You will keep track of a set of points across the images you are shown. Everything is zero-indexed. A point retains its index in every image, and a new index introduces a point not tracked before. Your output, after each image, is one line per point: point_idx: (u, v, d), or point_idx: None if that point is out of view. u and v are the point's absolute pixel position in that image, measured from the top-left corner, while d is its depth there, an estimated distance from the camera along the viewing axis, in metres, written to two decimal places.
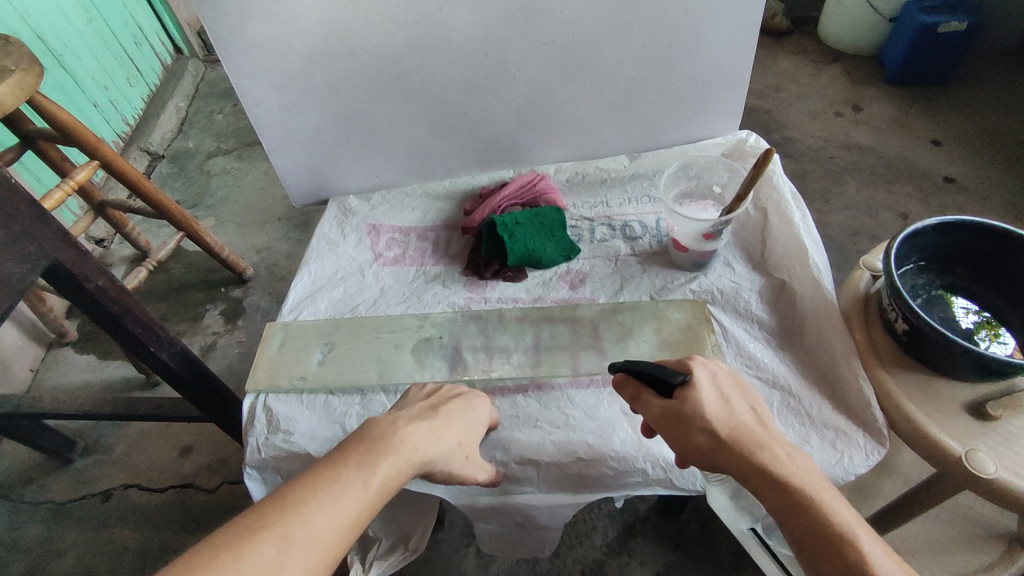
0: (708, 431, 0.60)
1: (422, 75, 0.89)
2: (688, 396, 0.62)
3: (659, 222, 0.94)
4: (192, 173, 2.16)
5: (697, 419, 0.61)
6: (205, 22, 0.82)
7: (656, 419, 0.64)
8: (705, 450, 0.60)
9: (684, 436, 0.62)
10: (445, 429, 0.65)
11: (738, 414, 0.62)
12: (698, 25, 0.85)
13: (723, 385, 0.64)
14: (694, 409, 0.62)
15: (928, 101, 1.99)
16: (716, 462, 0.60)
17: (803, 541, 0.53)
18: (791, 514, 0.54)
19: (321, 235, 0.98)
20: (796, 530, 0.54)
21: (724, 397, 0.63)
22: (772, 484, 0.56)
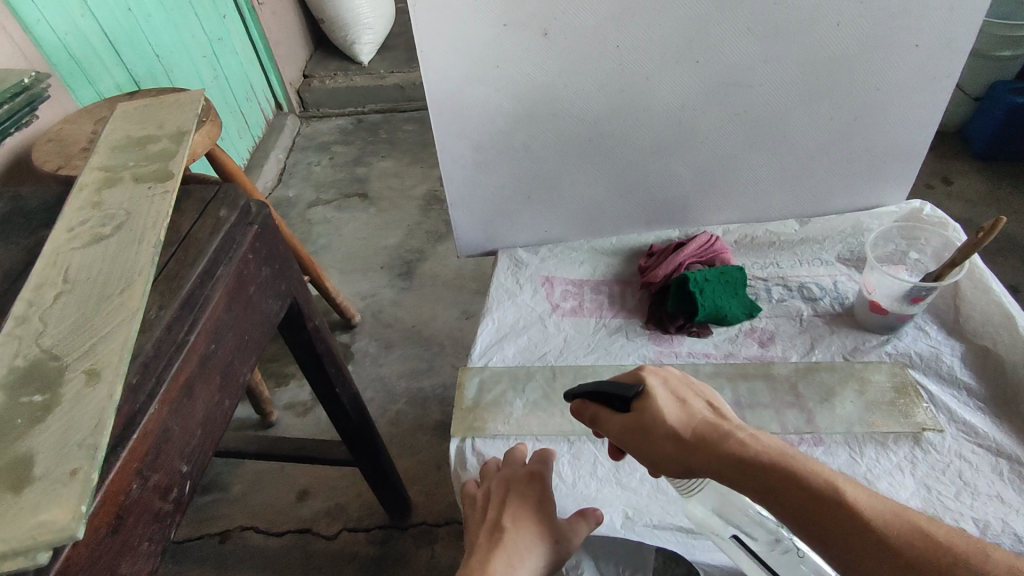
0: (671, 433, 0.56)
1: (611, 138, 0.94)
2: (644, 405, 0.59)
3: (837, 284, 0.96)
4: (293, 221, 2.22)
5: (655, 425, 0.57)
6: (427, 85, 0.88)
7: (627, 441, 0.61)
8: (677, 455, 0.56)
9: (654, 448, 0.58)
10: (524, 487, 0.71)
11: (697, 408, 0.58)
12: (887, 100, 0.90)
13: (676, 387, 0.61)
14: (652, 415, 0.58)
15: (1018, 177, 2.02)
16: (688, 464, 0.55)
17: (797, 517, 0.47)
18: (778, 492, 0.48)
19: (499, 285, 1.02)
20: (788, 508, 0.48)
21: (679, 397, 0.59)
22: (742, 469, 0.51)
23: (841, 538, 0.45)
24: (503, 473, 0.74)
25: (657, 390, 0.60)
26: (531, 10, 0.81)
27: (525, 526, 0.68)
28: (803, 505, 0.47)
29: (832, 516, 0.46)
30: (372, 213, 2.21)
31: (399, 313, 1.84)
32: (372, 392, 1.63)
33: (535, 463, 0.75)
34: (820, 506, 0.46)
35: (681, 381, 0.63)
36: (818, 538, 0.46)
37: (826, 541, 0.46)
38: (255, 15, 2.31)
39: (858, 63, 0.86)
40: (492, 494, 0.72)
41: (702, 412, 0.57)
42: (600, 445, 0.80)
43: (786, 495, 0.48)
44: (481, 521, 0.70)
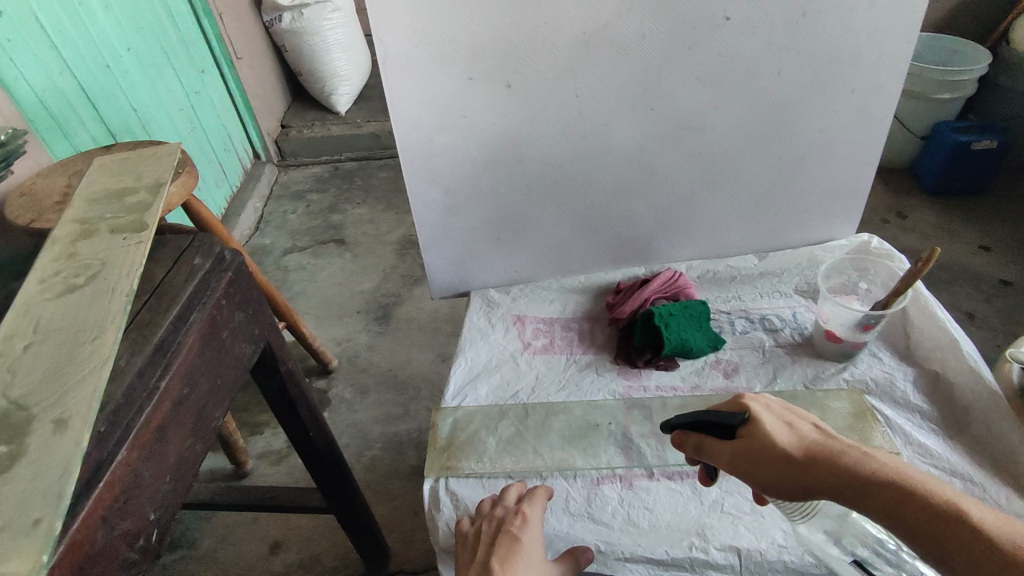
0: (787, 458, 0.56)
1: (575, 182, 0.99)
2: (753, 429, 0.59)
3: (796, 315, 1.00)
4: (269, 268, 2.22)
5: (767, 450, 0.57)
6: (398, 134, 0.92)
7: (731, 464, 0.60)
8: (792, 479, 0.56)
9: (766, 472, 0.57)
10: (521, 529, 0.71)
11: (807, 431, 0.58)
12: (831, 141, 0.96)
13: (781, 410, 0.61)
14: (763, 439, 0.58)
15: (966, 211, 2.13)
16: (806, 488, 0.55)
17: (933, 542, 0.49)
18: (905, 515, 0.50)
19: (471, 325, 1.04)
20: (924, 535, 0.49)
21: (787, 420, 0.59)
22: (864, 493, 0.52)
23: (979, 564, 0.47)
24: (497, 512, 0.74)
25: (764, 414, 0.60)
26: (494, 63, 0.86)
27: (517, 567, 0.67)
28: (935, 528, 0.49)
29: (971, 544, 0.48)
30: (348, 259, 2.23)
31: (375, 357, 1.84)
32: (349, 438, 1.61)
33: (531, 505, 0.75)
34: (958, 532, 0.48)
35: (779, 405, 0.63)
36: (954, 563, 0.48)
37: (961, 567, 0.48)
38: (234, 69, 2.38)
39: (801, 108, 0.92)
40: (484, 533, 0.71)
41: (815, 436, 0.57)
42: (571, 480, 0.82)
43: (921, 522, 0.50)
44: (472, 560, 0.69)
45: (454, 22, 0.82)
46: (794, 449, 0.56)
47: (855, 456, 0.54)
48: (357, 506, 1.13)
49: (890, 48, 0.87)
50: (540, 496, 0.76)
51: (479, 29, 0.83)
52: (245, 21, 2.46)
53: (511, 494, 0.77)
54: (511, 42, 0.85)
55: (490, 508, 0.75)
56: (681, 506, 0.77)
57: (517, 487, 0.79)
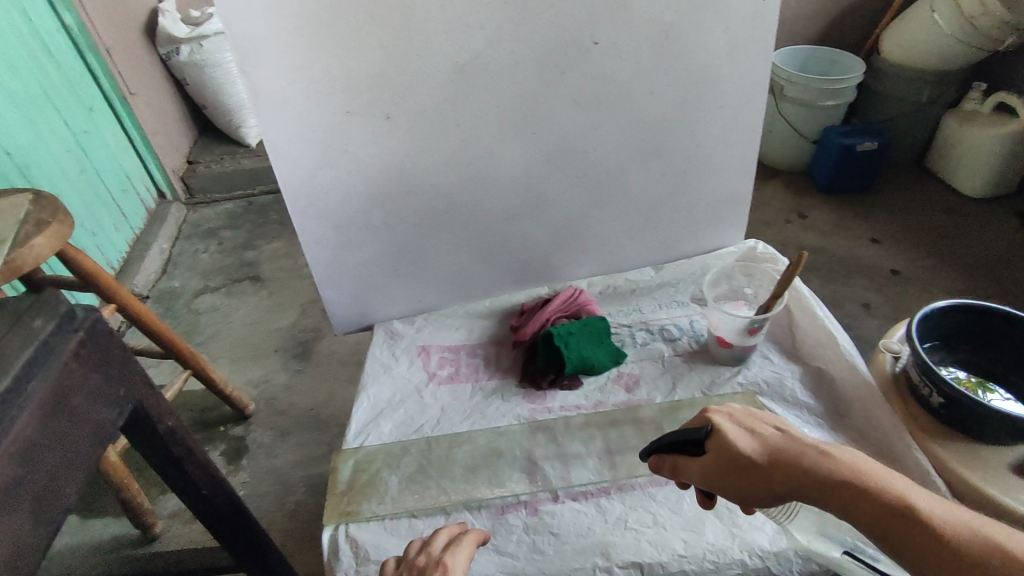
0: (754, 466, 0.57)
1: (468, 209, 0.99)
2: (720, 442, 0.60)
3: (693, 323, 1.03)
4: (178, 312, 2.10)
5: (736, 461, 0.58)
6: (278, 172, 0.89)
7: (703, 477, 0.61)
8: (763, 486, 0.57)
9: (737, 482, 0.58)
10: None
11: (771, 436, 0.60)
12: (708, 155, 1.00)
13: (744, 418, 0.62)
14: (731, 451, 0.59)
15: (858, 207, 2.28)
16: (776, 494, 0.57)
17: (891, 538, 0.52)
18: (869, 512, 0.53)
19: (374, 359, 1.01)
20: (882, 530, 0.52)
21: (750, 427, 0.60)
22: (831, 494, 0.54)
23: (930, 555, 0.50)
24: (418, 561, 0.68)
25: (729, 425, 0.61)
26: (370, 97, 0.85)
27: None
28: (891, 524, 0.52)
29: (923, 537, 0.51)
30: (264, 296, 2.14)
31: (295, 397, 1.77)
32: (268, 485, 1.53)
33: (458, 553, 0.69)
34: (911, 527, 0.51)
35: (743, 411, 0.64)
36: (910, 556, 0.51)
37: (918, 560, 0.51)
38: (128, 106, 2.26)
39: (676, 126, 0.96)
40: None
41: (777, 440, 0.59)
42: (476, 512, 0.80)
43: (880, 519, 0.53)
44: None
45: (323, 57, 0.81)
46: (760, 457, 0.58)
47: (816, 459, 0.56)
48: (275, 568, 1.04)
49: (748, 66, 0.93)
50: (468, 543, 0.71)
51: (351, 63, 0.82)
52: (138, 55, 2.35)
53: (439, 540, 0.71)
54: (385, 75, 0.84)
55: (413, 556, 0.69)
56: (585, 526, 0.77)
57: (447, 532, 0.73)
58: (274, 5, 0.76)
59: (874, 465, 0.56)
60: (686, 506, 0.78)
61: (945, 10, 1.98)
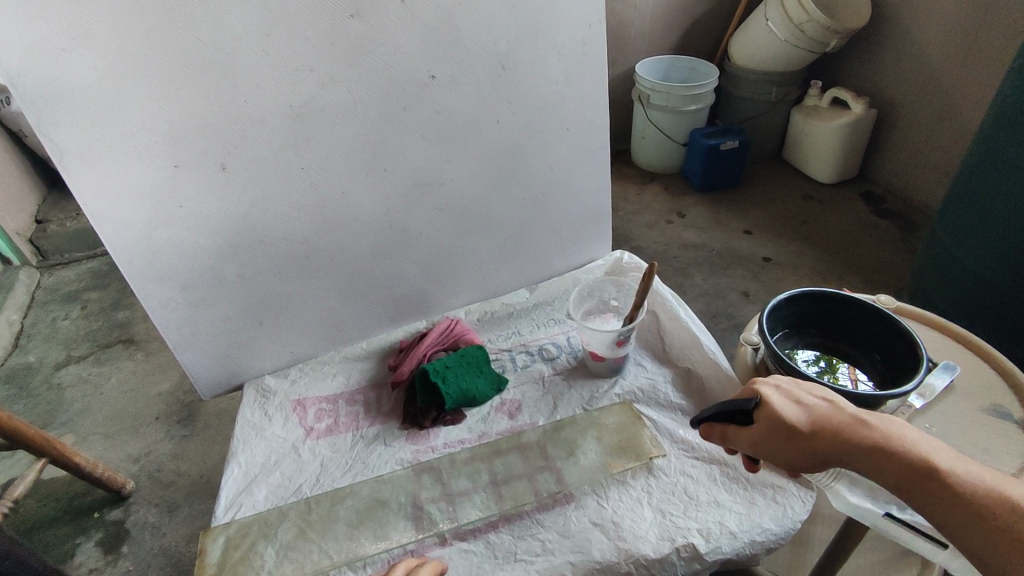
0: (797, 434, 0.58)
1: (329, 252, 0.95)
2: (764, 413, 0.61)
3: (570, 339, 1.05)
4: (36, 390, 1.87)
5: (777, 429, 0.59)
6: (105, 236, 0.81)
7: (751, 446, 0.63)
8: (801, 452, 0.58)
9: (782, 450, 0.60)
10: None
11: (816, 405, 0.60)
12: (564, 175, 1.03)
13: (791, 389, 0.62)
14: (773, 422, 0.59)
15: (729, 202, 2.44)
16: (816, 459, 0.58)
17: (918, 500, 0.52)
18: (899, 474, 0.53)
19: (245, 422, 0.95)
20: (911, 492, 0.52)
21: (796, 399, 0.61)
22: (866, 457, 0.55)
23: (950, 515, 0.50)
24: None
25: (773, 396, 0.61)
26: (199, 148, 0.80)
27: None
28: (918, 485, 0.52)
29: (948, 499, 0.51)
30: (140, 360, 1.96)
31: (183, 466, 1.62)
32: (156, 570, 1.39)
33: None
34: (938, 489, 0.51)
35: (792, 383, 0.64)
36: (935, 516, 0.51)
37: (948, 522, 0.50)
38: None
39: (528, 150, 0.98)
40: None
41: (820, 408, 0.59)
42: (362, 571, 0.77)
43: (910, 482, 0.52)
44: None
45: (138, 112, 0.75)
46: (802, 426, 0.58)
47: (855, 426, 0.56)
48: None
49: (587, 88, 0.97)
50: None
51: (172, 115, 0.77)
52: None
53: None
54: (214, 125, 0.79)
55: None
56: (475, 566, 0.75)
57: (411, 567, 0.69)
58: (68, 61, 0.70)
59: (912, 429, 0.56)
60: (573, 526, 0.78)
61: (777, 19, 2.16)
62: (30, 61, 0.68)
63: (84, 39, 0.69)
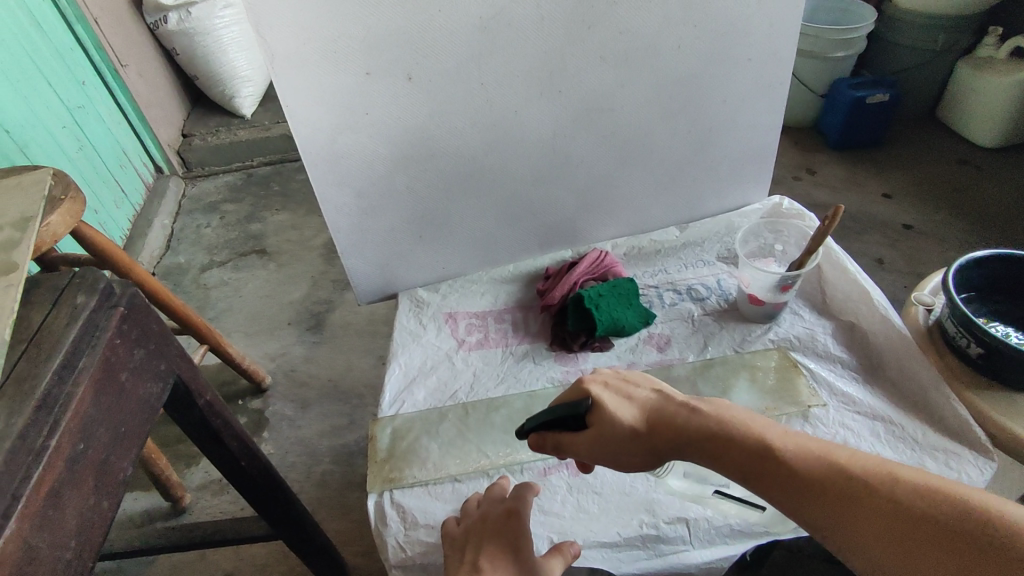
0: (634, 431, 0.62)
1: (492, 170, 0.97)
2: (599, 415, 0.64)
3: (720, 282, 1.02)
4: (186, 288, 2.08)
5: (615, 428, 0.62)
6: (298, 137, 0.86)
7: (589, 449, 0.65)
8: (642, 447, 0.62)
9: (623, 449, 0.63)
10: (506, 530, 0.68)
11: (645, 398, 0.64)
12: (735, 109, 0.99)
13: (619, 385, 0.66)
14: (610, 420, 0.63)
15: (869, 161, 2.24)
16: (657, 452, 0.62)
17: (759, 480, 0.55)
18: (733, 456, 0.57)
19: (403, 328, 1.00)
20: (746, 472, 0.56)
21: (625, 395, 0.65)
22: (703, 444, 0.59)
23: (788, 490, 0.53)
24: (481, 512, 0.72)
25: (608, 396, 0.65)
26: (393, 56, 0.82)
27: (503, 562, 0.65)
28: (754, 463, 0.55)
29: (783, 476, 0.53)
30: (273, 269, 2.12)
31: (314, 368, 1.77)
32: (294, 457, 1.55)
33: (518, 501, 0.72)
34: (773, 465, 0.54)
35: (618, 378, 0.68)
36: (771, 490, 0.54)
37: (782, 496, 0.53)
38: (119, 78, 2.21)
39: (704, 78, 0.94)
40: (471, 534, 0.69)
41: (652, 403, 0.64)
42: (517, 473, 0.82)
43: (747, 463, 0.56)
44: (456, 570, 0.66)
45: (342, 16, 0.78)
46: (636, 422, 0.62)
47: (686, 416, 0.60)
48: (312, 535, 1.02)
49: (780, 15, 0.91)
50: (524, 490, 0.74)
51: (373, 22, 0.79)
52: (126, 27, 2.28)
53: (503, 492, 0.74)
54: (409, 34, 0.81)
55: (476, 508, 0.73)
56: (629, 484, 0.78)
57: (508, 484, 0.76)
58: None
59: (741, 411, 0.60)
60: None
61: None
62: None
63: None
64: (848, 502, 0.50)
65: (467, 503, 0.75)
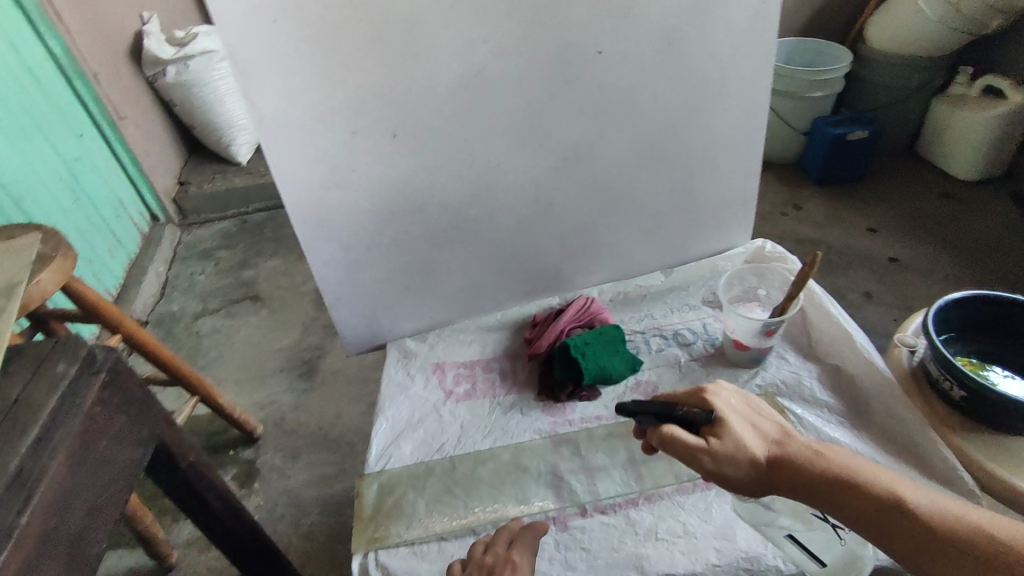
0: (755, 453, 0.67)
1: (476, 222, 0.98)
2: (725, 429, 0.67)
3: (706, 326, 1.03)
4: (178, 337, 2.08)
5: (739, 443, 0.66)
6: (285, 194, 0.88)
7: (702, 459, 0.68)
8: (758, 471, 0.67)
9: (738, 466, 0.67)
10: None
11: (768, 429, 0.69)
12: (714, 158, 1.01)
13: (744, 411, 0.71)
14: (734, 437, 0.67)
15: (853, 196, 2.28)
16: (770, 478, 0.66)
17: (875, 521, 0.61)
18: (849, 495, 0.63)
19: (390, 380, 1.00)
20: (862, 510, 0.62)
21: (752, 420, 0.69)
22: (822, 479, 0.64)
23: (902, 532, 0.60)
24: (485, 561, 0.72)
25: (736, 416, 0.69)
26: (377, 117, 0.85)
27: None
28: (870, 505, 0.62)
29: (904, 521, 0.60)
30: (265, 316, 2.12)
31: (304, 417, 1.75)
32: (282, 509, 1.52)
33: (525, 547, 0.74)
34: (891, 509, 0.61)
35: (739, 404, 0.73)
36: (884, 530, 0.61)
37: (893, 536, 0.60)
38: (118, 129, 2.25)
39: (682, 129, 0.96)
40: None
41: (774, 436, 0.69)
42: None
43: (864, 505, 0.62)
44: None
45: (326, 81, 0.80)
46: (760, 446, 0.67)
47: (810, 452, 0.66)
48: None
49: (752, 69, 0.94)
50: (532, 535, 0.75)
51: (358, 84, 0.81)
52: (125, 80, 2.34)
53: (508, 539, 0.75)
54: (393, 95, 0.83)
55: (480, 556, 0.74)
56: (617, 540, 0.77)
57: (513, 529, 0.77)
58: (278, 31, 0.76)
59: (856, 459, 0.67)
60: (716, 512, 0.78)
61: None
62: (248, 29, 0.74)
63: (294, 11, 0.75)
64: (961, 552, 0.57)
65: (471, 550, 0.76)
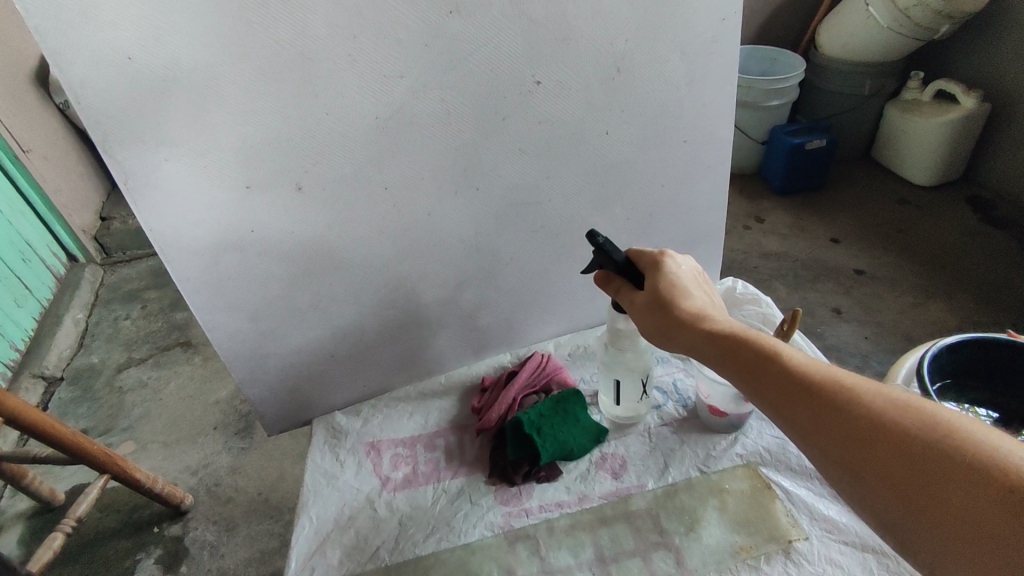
0: (671, 306, 0.62)
1: (410, 280, 0.85)
2: (656, 280, 0.64)
3: (677, 384, 0.92)
4: (98, 393, 1.86)
5: (661, 294, 0.63)
6: (170, 264, 0.72)
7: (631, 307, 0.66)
8: (668, 324, 0.62)
9: (654, 317, 0.63)
10: None
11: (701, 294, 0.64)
12: (675, 193, 0.90)
13: (692, 276, 0.66)
14: (660, 287, 0.64)
15: (815, 206, 2.22)
16: (679, 335, 0.61)
17: (763, 380, 0.53)
18: (746, 357, 0.55)
19: (316, 469, 0.85)
20: (755, 372, 0.54)
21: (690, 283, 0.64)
22: (728, 339, 0.57)
23: (789, 395, 0.51)
24: None
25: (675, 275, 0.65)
26: (275, 168, 0.70)
27: None
28: (764, 366, 0.54)
29: (793, 384, 0.51)
30: (198, 364, 1.92)
31: (241, 481, 1.57)
32: None
33: None
34: (783, 370, 0.52)
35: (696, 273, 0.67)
36: (772, 392, 0.52)
37: (776, 397, 0.52)
38: (21, 164, 2.03)
39: (640, 165, 0.85)
40: None
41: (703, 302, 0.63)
42: None
43: (758, 365, 0.54)
44: None
45: (206, 128, 0.65)
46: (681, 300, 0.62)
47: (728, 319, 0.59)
48: None
49: (713, 96, 0.83)
50: None
51: (247, 132, 0.67)
52: (30, 110, 2.12)
53: None
54: (293, 141, 0.69)
55: None
56: None
57: None
58: (135, 70, 0.60)
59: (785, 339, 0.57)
60: None
61: (878, 3, 1.93)
62: (95, 71, 0.59)
63: (153, 46, 0.60)
64: (845, 417, 0.47)
65: None
